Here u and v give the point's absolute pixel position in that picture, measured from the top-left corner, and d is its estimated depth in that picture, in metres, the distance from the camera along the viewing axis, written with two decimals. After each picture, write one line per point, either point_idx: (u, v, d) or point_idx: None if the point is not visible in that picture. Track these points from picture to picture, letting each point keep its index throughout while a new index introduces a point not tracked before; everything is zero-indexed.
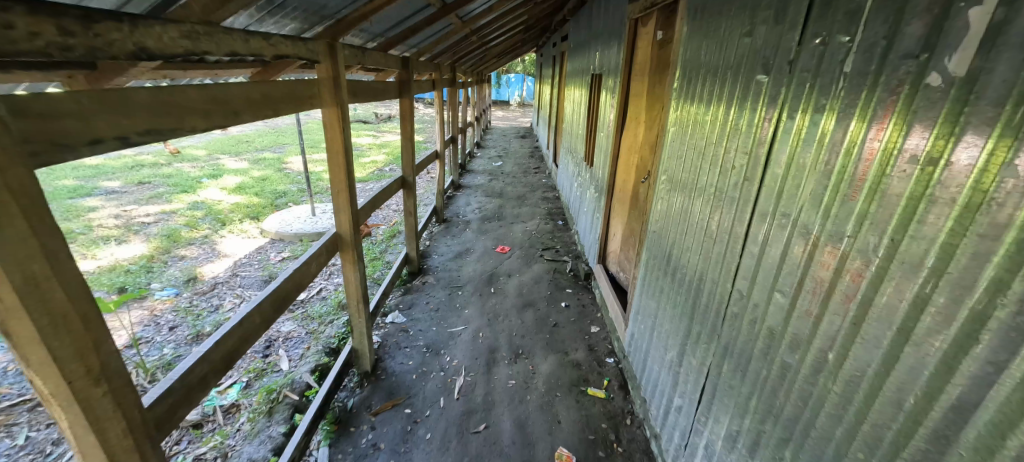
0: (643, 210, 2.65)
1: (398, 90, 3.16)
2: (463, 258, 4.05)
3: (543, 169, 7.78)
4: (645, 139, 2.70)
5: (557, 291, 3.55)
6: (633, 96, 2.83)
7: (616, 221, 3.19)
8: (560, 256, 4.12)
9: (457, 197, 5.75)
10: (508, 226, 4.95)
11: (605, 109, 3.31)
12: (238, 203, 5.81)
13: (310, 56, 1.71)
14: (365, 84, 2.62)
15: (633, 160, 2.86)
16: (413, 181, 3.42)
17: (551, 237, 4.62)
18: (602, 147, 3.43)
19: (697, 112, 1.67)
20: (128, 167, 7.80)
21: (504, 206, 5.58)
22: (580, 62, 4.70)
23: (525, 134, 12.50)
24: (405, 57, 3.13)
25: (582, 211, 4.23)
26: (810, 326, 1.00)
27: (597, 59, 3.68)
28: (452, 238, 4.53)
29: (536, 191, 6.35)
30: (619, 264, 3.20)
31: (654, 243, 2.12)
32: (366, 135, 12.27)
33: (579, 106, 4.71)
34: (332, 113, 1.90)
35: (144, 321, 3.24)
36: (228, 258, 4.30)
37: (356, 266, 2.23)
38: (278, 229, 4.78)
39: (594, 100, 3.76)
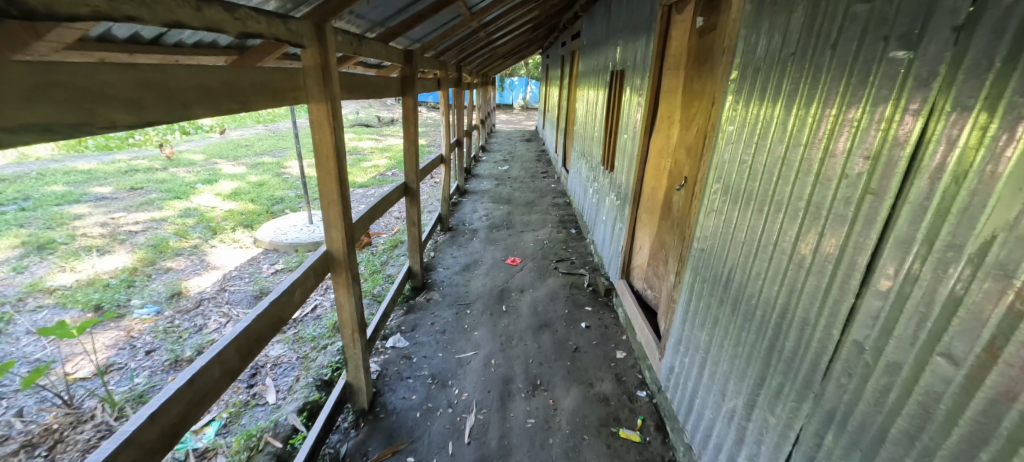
0: (680, 222, 2.32)
1: (401, 87, 2.83)
2: (471, 270, 3.72)
3: (551, 173, 7.45)
4: (680, 141, 2.37)
5: (575, 309, 3.21)
6: (666, 93, 2.51)
7: (642, 233, 2.86)
8: (576, 268, 3.79)
9: (462, 204, 5.43)
10: (518, 235, 4.63)
11: (629, 108, 2.99)
12: (232, 210, 5.52)
13: (292, 38, 1.38)
14: (362, 79, 2.29)
15: (665, 165, 2.54)
16: (416, 189, 3.10)
17: (565, 247, 4.29)
18: (626, 150, 3.10)
19: (771, 107, 1.34)
20: (122, 172, 7.53)
21: (513, 213, 5.26)
22: (595, 60, 4.38)
23: (530, 137, 12.19)
24: (408, 50, 2.82)
25: (599, 220, 3.90)
26: (1014, 417, 0.67)
27: (617, 54, 3.36)
28: (457, 248, 4.20)
29: (546, 196, 6.02)
30: (646, 280, 2.87)
31: (702, 264, 1.80)
32: (369, 139, 12.02)
33: (594, 107, 4.38)
34: (321, 108, 1.57)
35: (118, 344, 2.93)
36: (217, 271, 3.99)
37: (350, 289, 1.90)
38: (273, 239, 4.48)
39: (614, 99, 3.43)
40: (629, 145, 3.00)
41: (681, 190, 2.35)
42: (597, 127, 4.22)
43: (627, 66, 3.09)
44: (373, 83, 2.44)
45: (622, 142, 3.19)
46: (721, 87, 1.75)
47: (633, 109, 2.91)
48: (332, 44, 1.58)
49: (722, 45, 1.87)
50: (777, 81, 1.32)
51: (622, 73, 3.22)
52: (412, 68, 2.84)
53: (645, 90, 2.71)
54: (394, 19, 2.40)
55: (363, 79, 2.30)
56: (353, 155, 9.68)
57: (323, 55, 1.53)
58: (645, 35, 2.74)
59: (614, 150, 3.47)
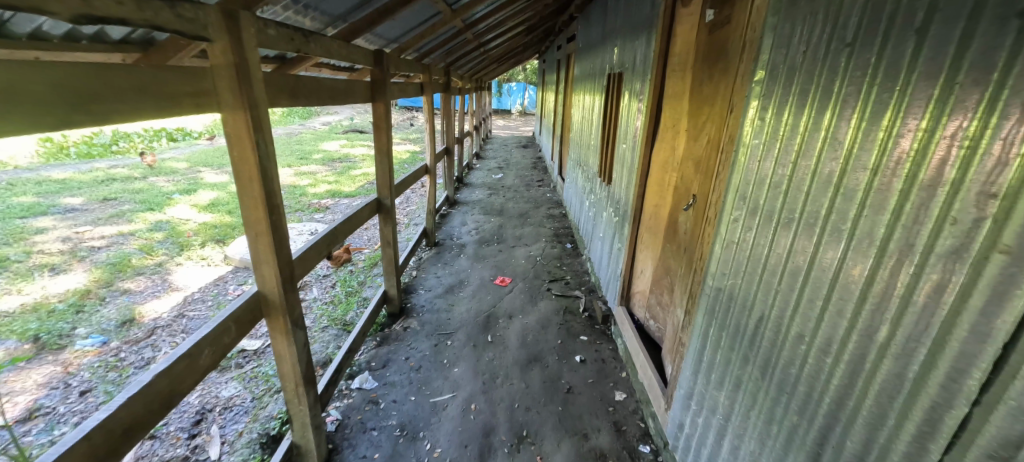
0: (689, 247, 2.00)
1: (370, 93, 2.50)
2: (456, 293, 3.38)
3: (547, 181, 7.14)
4: (688, 153, 2.05)
5: (569, 339, 2.86)
6: (670, 98, 2.19)
7: (645, 255, 2.53)
8: (570, 290, 3.45)
9: (451, 216, 5.10)
10: (509, 250, 4.29)
11: (629, 115, 2.66)
12: (205, 223, 5.18)
13: (187, 28, 1.04)
14: (324, 81, 1.94)
15: (671, 180, 2.21)
16: (391, 205, 2.76)
17: (559, 264, 3.96)
18: (624, 162, 2.78)
19: (818, 116, 1.02)
20: (98, 182, 7.19)
21: (504, 225, 4.93)
22: (591, 62, 4.06)
23: (527, 143, 11.90)
24: (378, 51, 2.47)
25: (596, 237, 3.57)
26: None
27: (614, 55, 3.04)
28: (442, 266, 3.86)
29: (540, 207, 5.71)
30: (648, 309, 2.54)
31: (719, 306, 1.47)
32: (360, 146, 11.71)
33: (590, 113, 4.07)
34: (238, 119, 1.23)
35: (51, 382, 2.57)
36: (179, 293, 3.65)
37: (290, 338, 1.55)
38: (244, 256, 4.14)
39: (612, 105, 3.11)
40: (629, 156, 2.68)
41: (689, 210, 2.02)
42: (593, 134, 3.89)
43: (626, 68, 2.76)
44: (338, 86, 2.09)
45: (620, 154, 2.87)
46: (740, 90, 1.43)
47: (633, 115, 2.59)
48: (254, 37, 1.25)
49: (740, 39, 1.55)
50: (828, 84, 1.00)
51: (621, 74, 2.90)
52: (385, 69, 2.50)
53: (646, 94, 2.39)
54: (356, 12, 2.06)
55: (326, 82, 1.96)
56: (342, 163, 9.35)
57: (239, 52, 1.19)
58: (645, 33, 2.42)
59: (611, 161, 3.15)
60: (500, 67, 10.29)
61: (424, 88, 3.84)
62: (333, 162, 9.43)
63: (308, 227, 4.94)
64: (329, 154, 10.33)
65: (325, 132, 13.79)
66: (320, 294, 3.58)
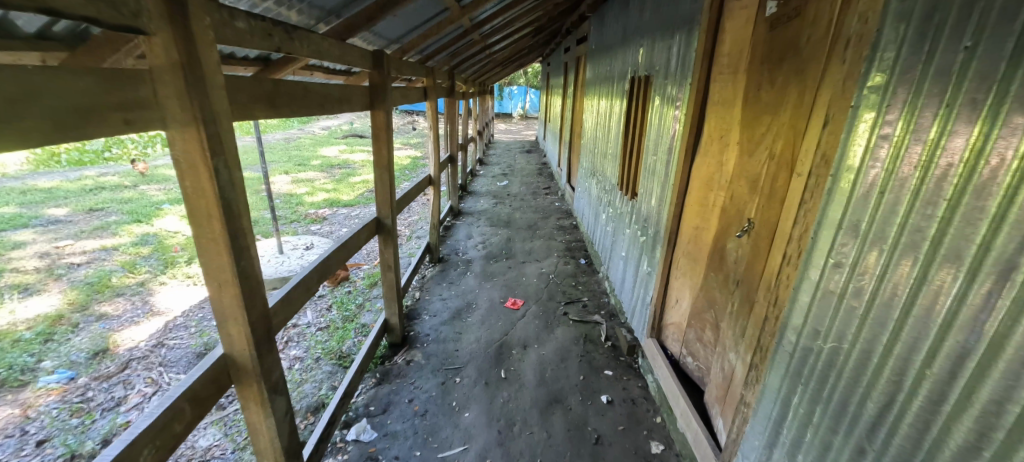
0: (745, 281, 1.69)
1: (369, 99, 2.20)
2: (463, 318, 3.07)
3: (554, 189, 6.84)
4: (740, 169, 1.75)
5: (592, 374, 2.55)
6: (717, 105, 1.89)
7: (681, 283, 2.22)
8: (589, 314, 3.14)
9: (456, 228, 4.79)
10: (519, 266, 3.98)
11: (660, 124, 2.36)
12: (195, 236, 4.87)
13: (108, 16, 0.74)
14: (316, 87, 1.63)
15: (716, 199, 1.91)
16: (393, 225, 2.45)
17: (574, 283, 3.65)
18: (653, 176, 2.47)
19: (1007, 140, 0.71)
20: (86, 190, 6.88)
21: (512, 238, 4.62)
22: (607, 65, 3.76)
23: (530, 148, 11.61)
24: (379, 51, 2.16)
25: (616, 255, 3.27)
26: None
27: (640, 56, 2.74)
28: (447, 286, 3.55)
29: (549, 217, 5.40)
30: (685, 344, 2.22)
31: (808, 372, 1.16)
32: (360, 151, 11.41)
33: (606, 120, 3.77)
34: (190, 139, 0.93)
35: (6, 429, 2.25)
36: (160, 318, 3.33)
37: (266, 408, 1.24)
38: None
39: (637, 112, 2.81)
40: (660, 169, 2.37)
41: (744, 236, 1.72)
42: (611, 143, 3.59)
43: (656, 70, 2.46)
44: (332, 92, 1.78)
45: (647, 166, 2.56)
46: (836, 98, 1.13)
47: (666, 124, 2.29)
48: (210, 30, 0.95)
49: (825, 35, 1.25)
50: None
51: (649, 78, 2.59)
52: (386, 73, 2.20)
53: (683, 100, 2.09)
54: (353, 6, 1.76)
55: (317, 87, 1.65)
56: (342, 169, 9.05)
57: (189, 50, 0.89)
58: (682, 31, 2.12)
59: (635, 173, 2.85)
60: (504, 70, 10.01)
61: (428, 93, 3.53)
62: (332, 169, 9.12)
63: (303, 241, 4.62)
64: (328, 160, 10.03)
65: (324, 137, 13.49)
66: (314, 319, 3.26)
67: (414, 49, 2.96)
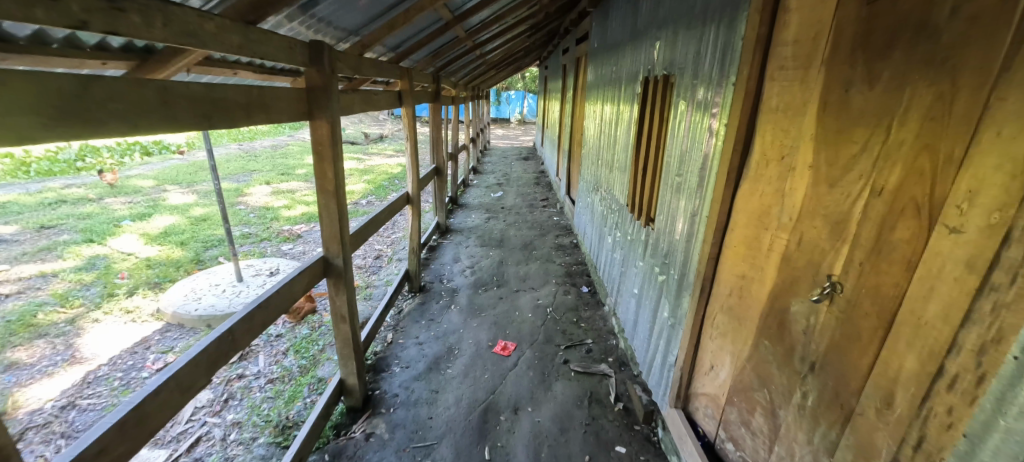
0: (828, 367, 1.15)
1: (307, 103, 1.66)
2: (442, 369, 2.52)
3: (552, 201, 6.31)
4: (815, 205, 1.22)
5: (599, 451, 2.00)
6: (775, 111, 1.36)
7: (717, 345, 1.68)
8: (594, 363, 2.60)
9: (441, 249, 4.25)
10: (511, 296, 3.44)
11: (687, 135, 1.83)
12: (149, 260, 4.31)
13: None
14: (193, 88, 1.09)
15: (773, 240, 1.38)
16: (345, 266, 1.91)
17: (576, 319, 3.11)
18: (676, 202, 1.95)
19: None
20: (45, 204, 6.32)
21: (505, 261, 4.07)
22: (613, 63, 3.23)
23: (528, 155, 11.05)
24: (319, 42, 1.61)
25: (626, 290, 2.72)
26: None
27: (658, 52, 2.21)
28: (426, 324, 3.00)
29: (547, 234, 4.86)
30: (723, 426, 1.67)
31: None
32: (350, 159, 10.87)
33: (612, 128, 3.25)
34: None
35: None
36: (80, 367, 2.76)
37: None
38: (177, 308, 3.28)
39: (653, 120, 2.28)
40: (688, 193, 1.83)
41: (824, 301, 1.18)
42: (619, 154, 3.05)
43: (681, 68, 1.93)
44: (233, 95, 1.24)
45: (669, 187, 2.03)
46: None
47: (695, 136, 1.76)
48: None
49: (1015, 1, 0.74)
50: None
51: (669, 78, 2.07)
52: (329, 71, 1.66)
53: (723, 106, 1.57)
54: None
55: (198, 89, 1.11)
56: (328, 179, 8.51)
57: None
58: (721, 14, 1.59)
59: (650, 195, 2.32)
60: (499, 74, 9.48)
61: (403, 99, 2.98)
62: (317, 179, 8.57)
63: (269, 265, 4.07)
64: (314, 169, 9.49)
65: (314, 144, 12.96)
66: (265, 368, 2.72)
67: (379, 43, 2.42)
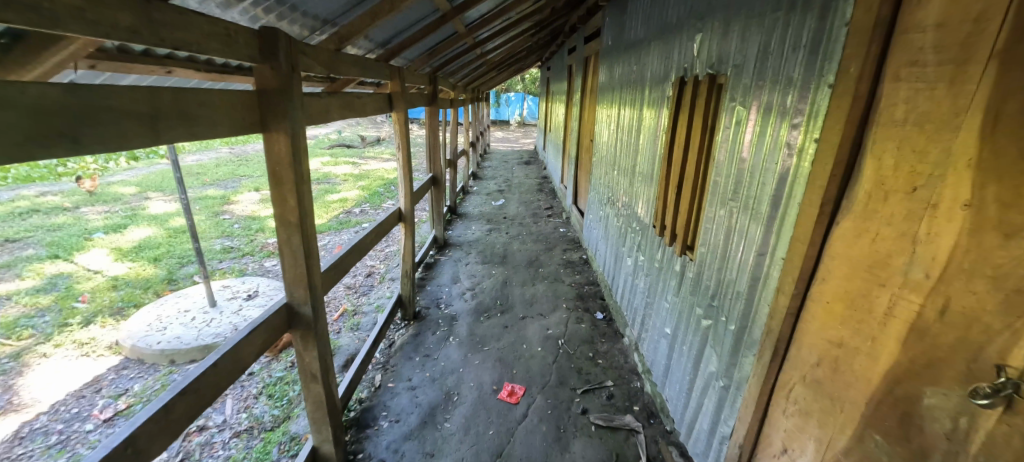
0: None
1: (261, 111, 1.26)
2: (438, 424, 2.12)
3: (557, 210, 5.92)
4: (977, 264, 0.81)
5: None
6: (897, 122, 0.94)
7: (794, 425, 1.26)
8: (618, 414, 2.20)
9: (439, 268, 3.86)
10: (517, 325, 3.04)
11: (749, 150, 1.42)
12: (116, 279, 3.91)
13: None
14: (43, 95, 0.70)
15: (894, 303, 0.96)
16: (314, 314, 1.51)
17: (592, 354, 2.71)
18: (731, 232, 1.54)
19: None
20: (15, 214, 5.90)
21: (509, 281, 3.68)
22: (633, 63, 2.84)
23: (529, 159, 10.67)
24: (274, 30, 1.21)
25: (653, 326, 2.33)
26: None
27: (699, 46, 1.82)
28: (420, 362, 2.60)
29: (554, 249, 4.47)
30: None
31: None
32: (345, 163, 10.48)
33: (632, 135, 2.85)
34: None
35: None
36: (15, 416, 2.36)
37: None
38: (137, 341, 2.88)
39: (692, 129, 1.89)
40: (748, 222, 1.43)
41: (999, 406, 0.80)
42: (640, 166, 2.66)
43: (736, 65, 1.52)
44: (131, 102, 0.85)
45: (719, 214, 1.63)
46: None
47: (762, 151, 1.36)
48: None
49: None
50: None
51: (716, 78, 1.67)
52: (288, 69, 1.26)
53: (808, 113, 1.17)
54: None
55: (55, 95, 0.72)
56: (321, 185, 8.12)
57: None
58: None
59: (688, 218, 1.92)
60: (500, 75, 9.10)
61: (393, 102, 2.57)
62: None
63: (248, 286, 3.67)
64: None
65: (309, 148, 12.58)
66: (232, 417, 2.33)
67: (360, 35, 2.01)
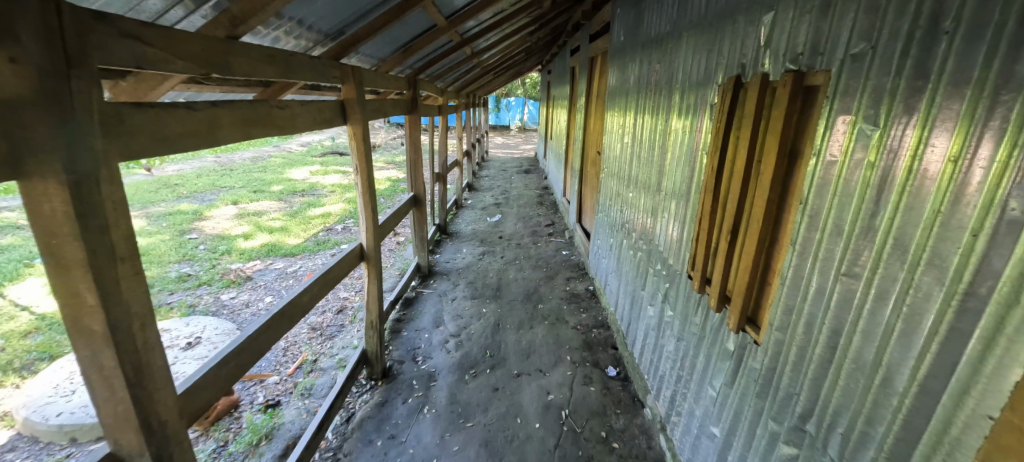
0: None
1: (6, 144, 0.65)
2: None
3: (558, 227, 5.32)
4: None
5: None
6: None
7: None
8: None
9: (419, 305, 3.26)
10: (510, 387, 2.43)
11: (890, 199, 0.83)
12: (41, 319, 3.33)
13: None
14: None
15: None
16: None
17: (605, 434, 2.10)
18: (847, 327, 0.94)
19: None
20: None
21: (503, 323, 3.07)
22: (655, 62, 2.26)
23: (529, 168, 10.09)
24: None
25: (690, 414, 1.72)
26: None
27: (770, 30, 1.24)
28: (383, 449, 2.00)
29: (555, 277, 3.87)
30: None
31: None
32: (335, 172, 9.94)
33: (653, 151, 2.27)
34: None
35: None
36: None
37: None
38: (31, 413, 2.28)
39: (755, 151, 1.30)
40: (889, 321, 0.84)
41: None
42: (667, 192, 2.06)
43: (854, 55, 0.94)
44: None
45: (817, 290, 1.03)
46: None
47: (922, 203, 0.76)
48: None
49: None
50: None
51: (807, 77, 1.08)
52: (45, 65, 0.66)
53: None
54: None
55: None
56: (306, 197, 7.58)
57: None
58: None
59: (751, 279, 1.32)
60: (498, 79, 8.52)
61: (347, 112, 1.98)
62: (292, 197, 7.61)
63: (191, 329, 3.09)
64: (291, 185, 8.53)
65: (299, 155, 12.05)
66: None
67: (281, 16, 1.41)
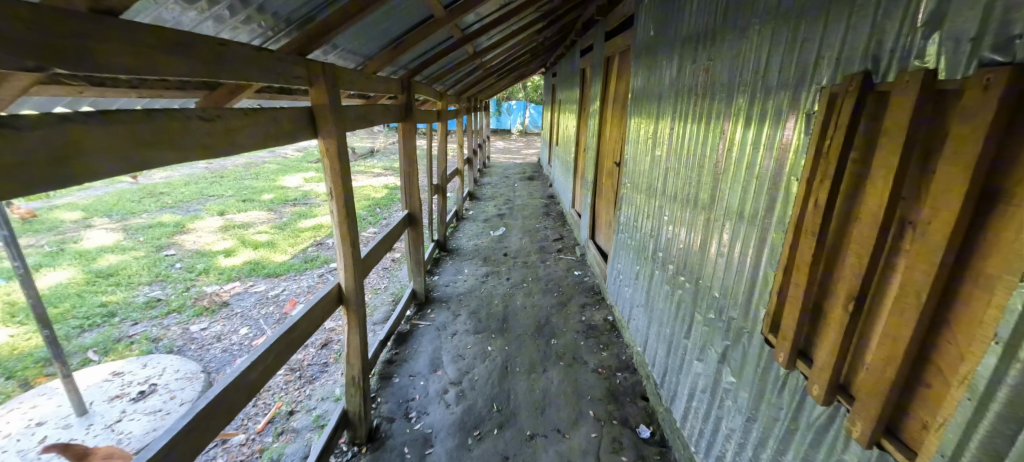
0: None
1: None
2: None
3: (568, 243, 4.88)
4: None
5: None
6: None
7: None
8: None
9: (414, 342, 2.82)
10: (523, 456, 1.99)
11: None
12: None
13: None
14: None
15: None
16: None
17: None
18: None
19: None
20: None
21: (512, 365, 2.62)
22: (701, 60, 1.82)
23: (533, 174, 9.63)
24: None
25: None
26: None
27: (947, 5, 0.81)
28: None
29: (568, 305, 3.42)
30: None
31: None
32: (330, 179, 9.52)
33: (699, 169, 1.83)
34: None
35: None
36: None
37: None
38: None
39: (908, 185, 0.87)
40: None
41: None
42: (722, 222, 1.62)
43: None
44: None
45: None
46: None
47: None
48: None
49: None
50: None
51: None
52: None
53: None
54: None
55: None
56: (298, 207, 7.14)
57: None
58: None
59: (899, 375, 0.88)
60: (501, 81, 8.09)
61: (318, 123, 1.54)
62: (282, 206, 7.16)
63: (147, 374, 2.65)
64: (282, 193, 8.08)
65: (294, 161, 11.58)
66: None
67: None
